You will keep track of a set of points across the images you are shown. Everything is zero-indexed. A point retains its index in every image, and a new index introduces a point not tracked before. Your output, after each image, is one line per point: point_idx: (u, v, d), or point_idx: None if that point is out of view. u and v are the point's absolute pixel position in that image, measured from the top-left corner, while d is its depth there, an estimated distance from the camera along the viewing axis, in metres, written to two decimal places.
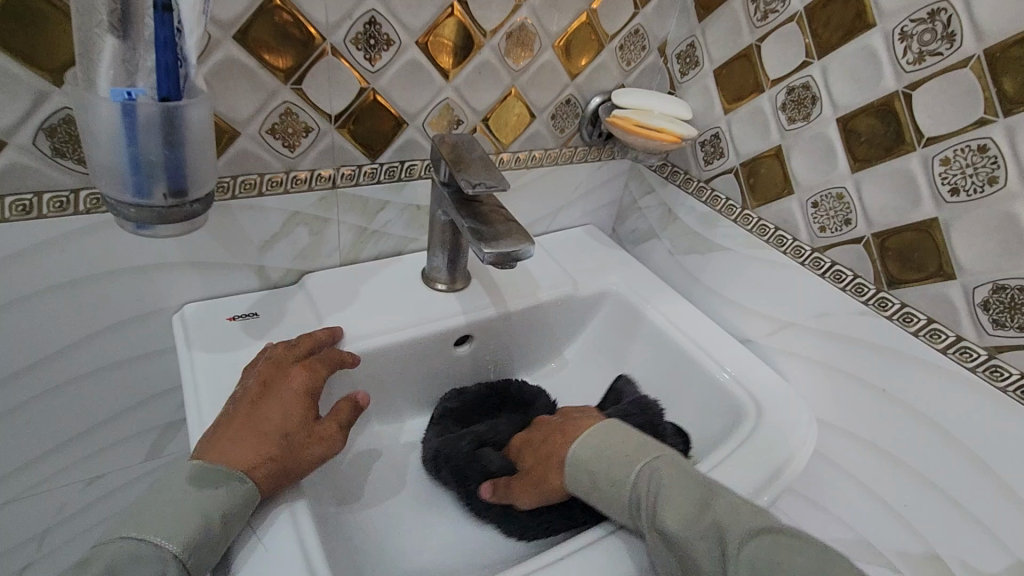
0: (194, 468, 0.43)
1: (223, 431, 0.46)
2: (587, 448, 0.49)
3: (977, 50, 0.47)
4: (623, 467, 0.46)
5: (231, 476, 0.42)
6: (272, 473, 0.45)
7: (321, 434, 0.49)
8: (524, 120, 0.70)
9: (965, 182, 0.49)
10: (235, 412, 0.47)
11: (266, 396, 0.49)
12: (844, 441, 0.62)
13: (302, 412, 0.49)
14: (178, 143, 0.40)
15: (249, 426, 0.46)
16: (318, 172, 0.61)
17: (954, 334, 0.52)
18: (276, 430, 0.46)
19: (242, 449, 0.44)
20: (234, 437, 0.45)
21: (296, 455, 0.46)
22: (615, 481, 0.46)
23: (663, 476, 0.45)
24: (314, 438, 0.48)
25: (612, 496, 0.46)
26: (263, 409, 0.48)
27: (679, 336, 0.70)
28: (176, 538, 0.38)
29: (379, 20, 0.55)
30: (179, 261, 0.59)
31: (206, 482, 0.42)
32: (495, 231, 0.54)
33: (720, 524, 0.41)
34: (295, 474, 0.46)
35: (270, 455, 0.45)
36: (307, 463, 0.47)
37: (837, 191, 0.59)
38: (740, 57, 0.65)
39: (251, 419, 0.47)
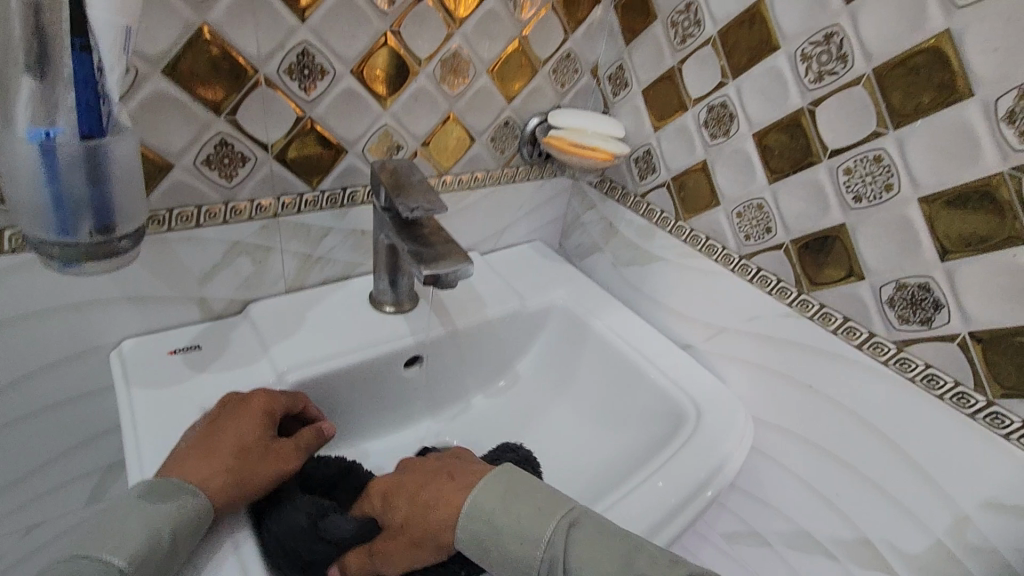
0: (142, 485, 0.42)
1: (183, 452, 0.46)
2: (495, 495, 0.45)
3: (867, 68, 0.51)
4: (534, 525, 0.43)
5: (180, 490, 0.42)
6: (224, 486, 0.44)
7: (278, 451, 0.49)
8: (464, 143, 0.72)
9: (866, 190, 0.53)
10: (192, 435, 0.48)
11: (226, 416, 0.49)
12: (780, 437, 0.65)
13: (261, 429, 0.49)
14: (103, 179, 0.40)
15: (207, 443, 0.46)
16: (258, 202, 0.61)
17: (868, 330, 0.56)
18: (232, 444, 0.46)
19: (195, 467, 0.45)
20: (188, 457, 0.45)
21: (252, 469, 0.46)
22: (525, 540, 0.43)
23: (581, 534, 0.43)
24: (271, 454, 0.48)
25: (517, 553, 0.43)
26: (219, 428, 0.48)
27: (623, 346, 0.72)
28: (122, 551, 0.37)
29: (312, 51, 0.56)
30: (115, 296, 0.58)
31: (151, 497, 0.41)
32: (434, 253, 0.55)
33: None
34: (250, 487, 0.46)
35: (224, 468, 0.45)
36: (264, 476, 0.47)
37: (757, 201, 0.62)
38: (665, 79, 0.69)
39: (206, 439, 0.47)
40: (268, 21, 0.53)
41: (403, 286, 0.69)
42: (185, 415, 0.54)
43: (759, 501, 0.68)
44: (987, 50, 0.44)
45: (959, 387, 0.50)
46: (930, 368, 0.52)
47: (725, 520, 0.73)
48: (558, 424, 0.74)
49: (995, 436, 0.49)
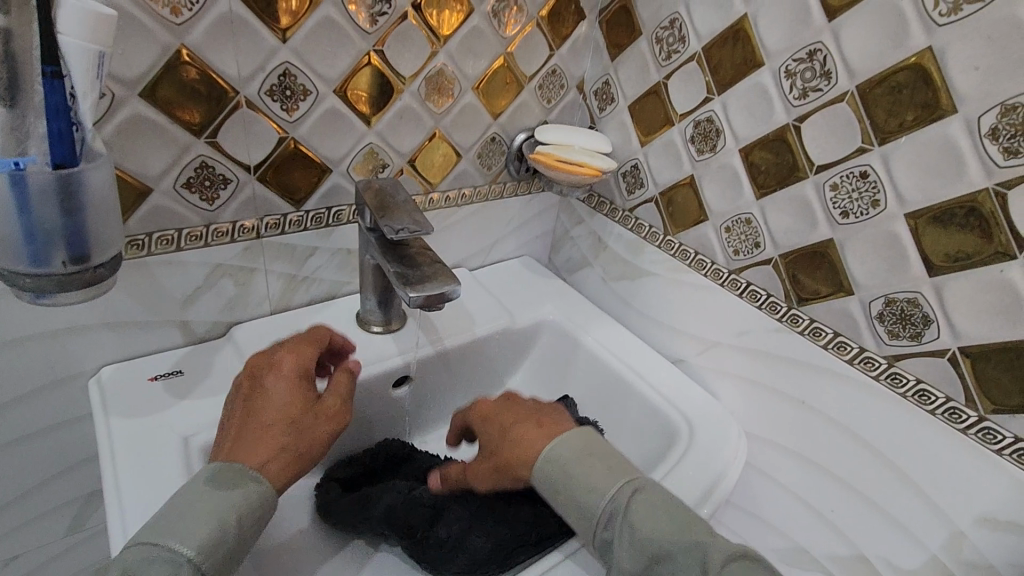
0: (204, 474, 0.43)
1: (231, 439, 0.46)
2: (575, 445, 0.48)
3: (850, 85, 0.51)
4: (604, 480, 0.45)
5: (242, 477, 0.43)
6: (286, 464, 0.46)
7: (325, 410, 0.50)
8: (450, 159, 0.72)
9: (853, 206, 0.53)
10: (236, 412, 0.48)
11: (262, 391, 0.49)
12: (773, 452, 0.64)
13: (302, 395, 0.50)
14: (77, 209, 0.39)
15: (251, 426, 0.47)
16: (240, 223, 0.60)
17: (858, 345, 0.55)
18: (281, 419, 0.47)
19: (252, 446, 0.45)
20: (242, 438, 0.46)
21: (305, 436, 0.48)
22: (594, 492, 0.45)
23: (645, 497, 0.45)
24: (320, 416, 0.49)
25: (584, 503, 0.45)
26: (263, 402, 0.48)
27: (615, 362, 0.71)
28: (189, 540, 0.39)
29: (294, 71, 0.56)
30: (93, 322, 0.56)
31: (216, 483, 0.42)
32: (421, 274, 0.54)
33: (700, 542, 0.41)
34: (308, 455, 0.47)
35: (280, 445, 0.46)
36: (318, 438, 0.48)
37: (745, 217, 0.62)
38: (651, 94, 0.69)
39: (254, 417, 0.47)
40: (248, 43, 0.52)
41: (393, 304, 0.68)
42: (165, 444, 0.53)
43: (754, 517, 0.67)
44: (969, 68, 0.44)
45: (950, 402, 0.50)
46: (921, 383, 0.52)
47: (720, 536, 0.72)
48: None
49: (987, 451, 0.48)
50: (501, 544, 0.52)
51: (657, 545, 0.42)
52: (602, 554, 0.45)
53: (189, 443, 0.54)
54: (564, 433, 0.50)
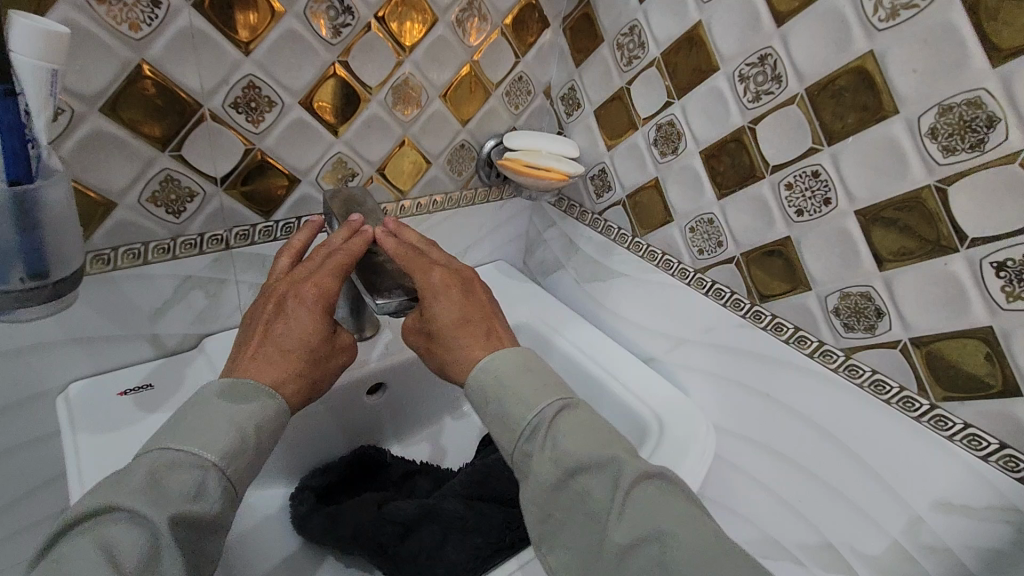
0: (221, 386, 0.46)
1: (247, 358, 0.49)
2: (515, 365, 0.50)
3: (800, 88, 0.53)
4: (535, 395, 0.47)
5: (260, 393, 0.46)
6: (298, 390, 0.50)
7: (337, 343, 0.54)
8: (420, 166, 0.73)
9: (807, 204, 0.55)
10: (260, 327, 0.51)
11: (275, 317, 0.51)
12: (741, 445, 0.66)
13: (324, 325, 0.52)
14: (32, 227, 0.40)
15: (268, 351, 0.49)
16: (208, 235, 0.60)
17: (817, 339, 0.57)
18: (298, 347, 0.50)
19: (273, 369, 0.48)
20: (263, 357, 0.49)
21: (320, 365, 0.52)
22: (523, 403, 0.47)
23: (571, 414, 0.47)
24: (335, 350, 0.53)
25: (511, 414, 0.47)
26: (287, 325, 0.50)
27: (587, 361, 0.73)
28: (214, 448, 0.41)
29: (258, 83, 0.56)
30: (59, 339, 0.56)
31: (229, 398, 0.45)
32: (389, 280, 0.55)
33: (615, 458, 0.44)
34: (318, 382, 0.52)
35: (297, 373, 0.50)
36: (329, 369, 0.53)
37: (707, 216, 0.64)
38: (614, 99, 0.71)
39: (277, 338, 0.50)
40: (210, 56, 0.52)
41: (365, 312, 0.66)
42: (133, 459, 0.53)
43: (727, 512, 0.69)
44: (907, 71, 0.46)
45: (904, 391, 0.52)
46: (876, 374, 0.53)
47: None
48: None
49: (939, 438, 0.50)
50: (475, 551, 0.53)
51: (576, 457, 0.44)
52: (519, 469, 0.46)
53: None
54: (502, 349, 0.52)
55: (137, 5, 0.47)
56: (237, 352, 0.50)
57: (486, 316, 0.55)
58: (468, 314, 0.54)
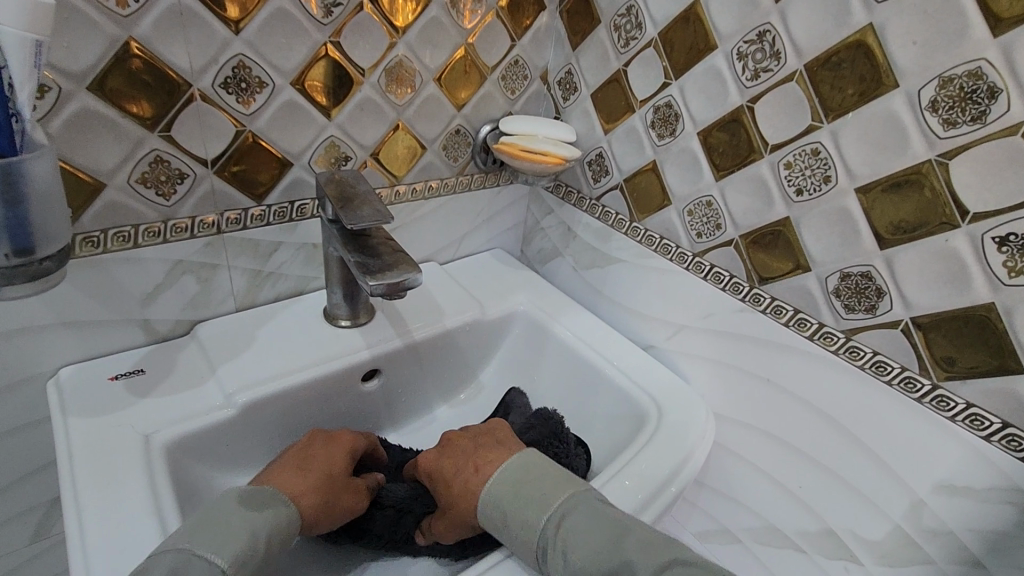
0: (240, 492, 0.45)
1: (286, 469, 0.50)
2: (507, 481, 0.48)
3: (799, 65, 0.52)
4: (535, 512, 0.46)
5: (276, 502, 0.46)
6: (314, 504, 0.49)
7: (356, 487, 0.54)
8: (414, 152, 0.72)
9: (807, 183, 0.54)
10: (287, 454, 0.53)
11: (322, 445, 0.54)
12: (741, 432, 0.65)
13: (348, 462, 0.55)
14: (18, 201, 0.39)
15: (307, 468, 0.51)
16: (200, 218, 0.60)
17: (817, 321, 0.56)
18: (326, 471, 0.52)
19: (295, 479, 0.49)
20: (287, 470, 0.50)
21: (335, 496, 0.51)
22: (527, 526, 0.45)
23: (586, 511, 0.45)
24: (352, 490, 0.54)
25: (521, 539, 0.45)
26: (313, 451, 0.53)
27: (584, 348, 0.72)
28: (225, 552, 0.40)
29: (248, 64, 0.55)
30: (50, 322, 0.56)
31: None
32: (382, 264, 0.54)
33: (629, 562, 0.40)
34: (329, 514, 0.51)
35: (320, 492, 0.50)
36: (341, 507, 0.52)
37: (706, 199, 0.63)
38: (612, 82, 0.70)
39: (303, 458, 0.52)
40: (198, 35, 0.52)
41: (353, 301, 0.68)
42: (123, 443, 0.52)
43: (728, 498, 0.68)
44: (907, 42, 0.45)
45: (905, 371, 0.51)
46: (877, 355, 0.52)
47: (696, 518, 0.73)
48: None
49: (941, 419, 0.49)
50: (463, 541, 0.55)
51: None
52: None
53: (151, 442, 0.53)
54: (501, 467, 0.50)
55: None
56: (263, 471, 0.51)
57: (476, 446, 0.53)
58: (459, 455, 0.53)
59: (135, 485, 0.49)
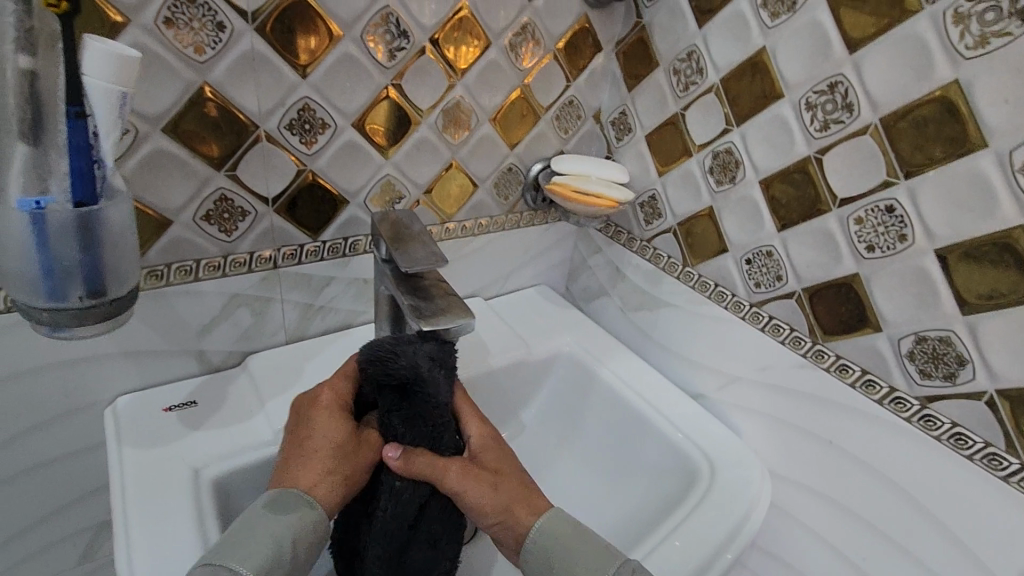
0: (266, 502, 0.43)
1: (289, 458, 0.47)
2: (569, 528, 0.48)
3: (873, 118, 0.50)
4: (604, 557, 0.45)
5: (302, 503, 0.43)
6: (332, 486, 0.46)
7: (366, 440, 0.49)
8: (467, 190, 0.72)
9: (879, 240, 0.51)
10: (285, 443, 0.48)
11: (309, 417, 0.48)
12: (796, 493, 0.62)
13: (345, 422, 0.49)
14: (94, 244, 0.39)
15: (307, 451, 0.47)
16: (258, 254, 0.61)
17: (888, 385, 0.53)
18: (328, 444, 0.47)
19: (304, 471, 0.45)
20: (293, 462, 0.46)
21: (349, 464, 0.47)
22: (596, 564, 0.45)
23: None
24: (364, 444, 0.49)
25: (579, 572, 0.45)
26: (305, 430, 0.48)
27: (631, 395, 0.70)
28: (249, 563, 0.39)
29: (313, 107, 0.57)
30: (111, 352, 0.57)
31: (277, 509, 0.42)
32: (435, 307, 0.53)
33: None
34: (353, 480, 0.48)
35: (331, 469, 0.46)
36: (358, 469, 0.48)
37: (767, 249, 0.61)
38: (668, 125, 0.69)
39: (301, 442, 0.47)
40: (269, 80, 0.53)
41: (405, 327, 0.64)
42: (173, 475, 0.53)
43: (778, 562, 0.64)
44: (997, 100, 0.43)
45: (989, 448, 0.47)
46: (957, 427, 0.49)
47: None
48: (569, 478, 0.72)
49: None
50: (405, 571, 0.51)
51: None
52: None
53: (200, 476, 0.53)
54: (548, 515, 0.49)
55: (203, 29, 0.48)
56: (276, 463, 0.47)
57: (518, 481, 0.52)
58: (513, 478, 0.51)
59: (182, 519, 0.49)
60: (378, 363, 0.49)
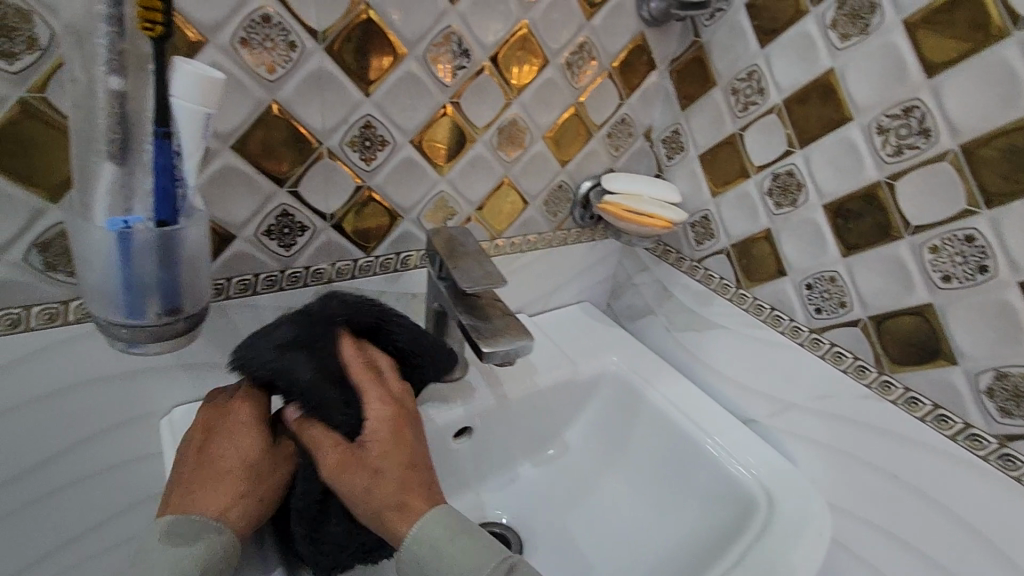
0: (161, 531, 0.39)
1: (187, 478, 0.42)
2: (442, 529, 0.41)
3: (953, 144, 0.49)
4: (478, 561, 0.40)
5: (205, 530, 0.39)
6: (247, 508, 0.42)
7: (280, 454, 0.45)
8: (517, 207, 0.72)
9: (956, 270, 0.50)
10: (183, 463, 0.43)
11: (221, 434, 0.44)
12: (858, 529, 0.60)
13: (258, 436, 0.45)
14: (173, 263, 0.40)
15: (211, 471, 0.42)
16: (314, 269, 0.61)
17: (962, 421, 0.52)
18: (239, 462, 0.43)
19: (210, 493, 0.41)
20: (196, 484, 0.42)
21: (263, 483, 0.44)
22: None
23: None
24: (278, 460, 0.45)
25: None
26: (214, 449, 0.44)
27: (681, 419, 0.68)
28: None
29: (375, 124, 0.57)
30: (170, 363, 0.58)
31: (175, 538, 0.39)
32: (495, 328, 0.53)
33: None
34: (268, 499, 0.44)
35: (241, 492, 0.42)
36: (273, 487, 0.44)
37: (830, 274, 0.59)
38: (724, 144, 0.67)
39: (206, 462, 0.43)
40: (334, 98, 0.53)
41: (450, 330, 0.64)
42: None
43: None
44: None
45: None
46: None
47: None
48: (614, 500, 0.70)
49: None
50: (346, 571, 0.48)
51: None
52: None
53: None
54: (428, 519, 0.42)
55: (275, 48, 0.49)
56: (173, 484, 0.43)
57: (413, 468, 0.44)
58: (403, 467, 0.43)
59: None
60: (244, 352, 0.45)
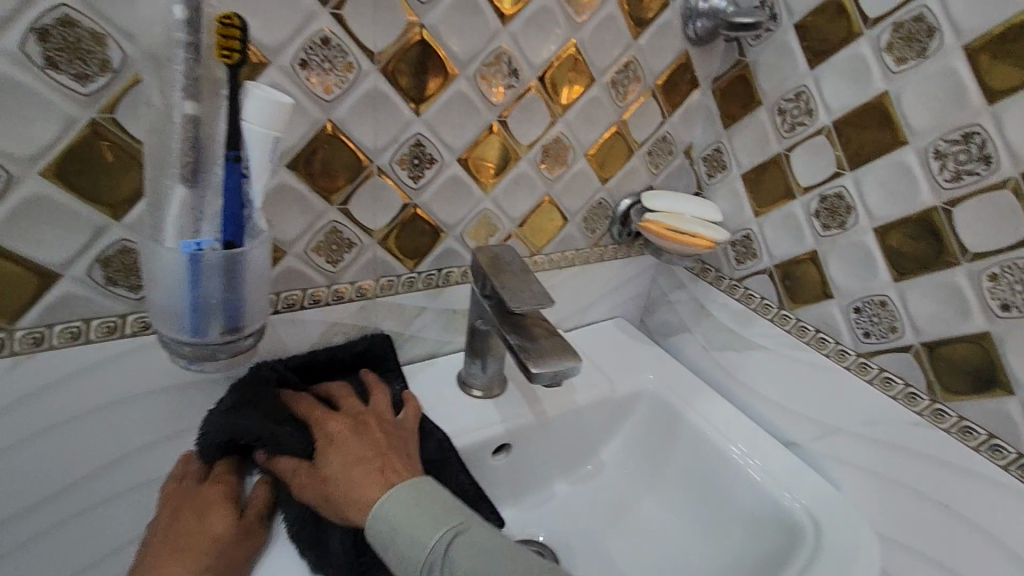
0: None
1: (159, 555, 0.45)
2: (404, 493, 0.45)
3: (1014, 171, 0.48)
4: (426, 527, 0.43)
5: None
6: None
7: (247, 525, 0.48)
8: (557, 224, 0.72)
9: (1015, 298, 0.49)
10: (158, 542, 0.46)
11: (193, 513, 0.48)
12: (907, 559, 0.58)
13: (225, 512, 0.48)
14: (237, 284, 0.40)
15: (181, 548, 0.45)
16: (359, 285, 0.61)
17: (1016, 452, 0.50)
18: (209, 536, 0.46)
19: (181, 568, 0.44)
20: (167, 561, 0.44)
21: (231, 554, 0.46)
22: (415, 541, 0.42)
23: (462, 548, 0.42)
24: (246, 534, 0.48)
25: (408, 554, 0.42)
26: (185, 526, 0.47)
27: (722, 441, 0.67)
28: None
29: (425, 143, 0.57)
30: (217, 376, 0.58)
31: None
32: (539, 348, 0.53)
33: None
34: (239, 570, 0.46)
35: (207, 564, 0.44)
36: (240, 558, 0.47)
37: (880, 299, 0.59)
38: (769, 164, 0.67)
39: (178, 541, 0.46)
40: (386, 117, 0.54)
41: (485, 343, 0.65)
42: None
43: None
44: None
45: None
46: None
47: None
48: (652, 522, 0.70)
49: None
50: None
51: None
52: None
53: None
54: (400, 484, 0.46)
55: (333, 69, 0.49)
56: (147, 561, 0.45)
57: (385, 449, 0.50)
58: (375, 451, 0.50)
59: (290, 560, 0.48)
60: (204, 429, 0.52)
